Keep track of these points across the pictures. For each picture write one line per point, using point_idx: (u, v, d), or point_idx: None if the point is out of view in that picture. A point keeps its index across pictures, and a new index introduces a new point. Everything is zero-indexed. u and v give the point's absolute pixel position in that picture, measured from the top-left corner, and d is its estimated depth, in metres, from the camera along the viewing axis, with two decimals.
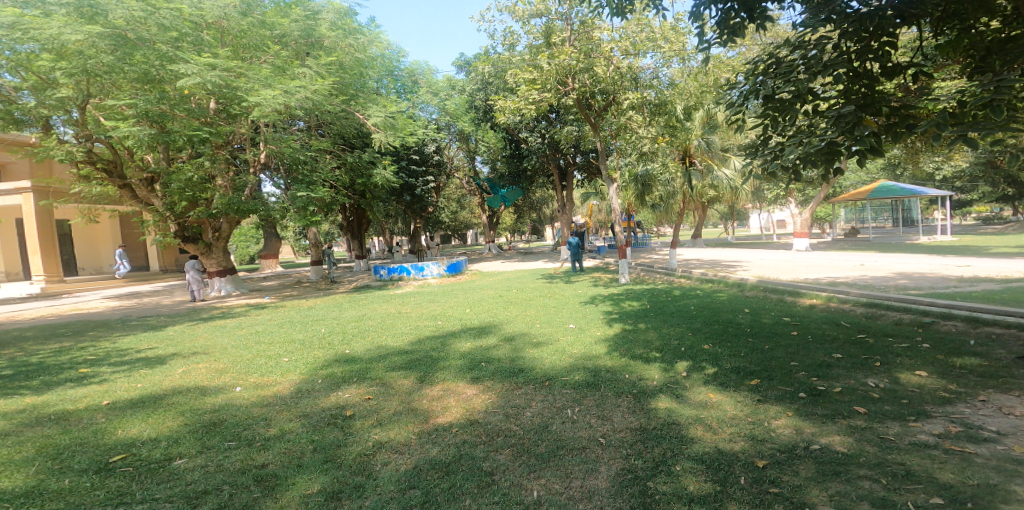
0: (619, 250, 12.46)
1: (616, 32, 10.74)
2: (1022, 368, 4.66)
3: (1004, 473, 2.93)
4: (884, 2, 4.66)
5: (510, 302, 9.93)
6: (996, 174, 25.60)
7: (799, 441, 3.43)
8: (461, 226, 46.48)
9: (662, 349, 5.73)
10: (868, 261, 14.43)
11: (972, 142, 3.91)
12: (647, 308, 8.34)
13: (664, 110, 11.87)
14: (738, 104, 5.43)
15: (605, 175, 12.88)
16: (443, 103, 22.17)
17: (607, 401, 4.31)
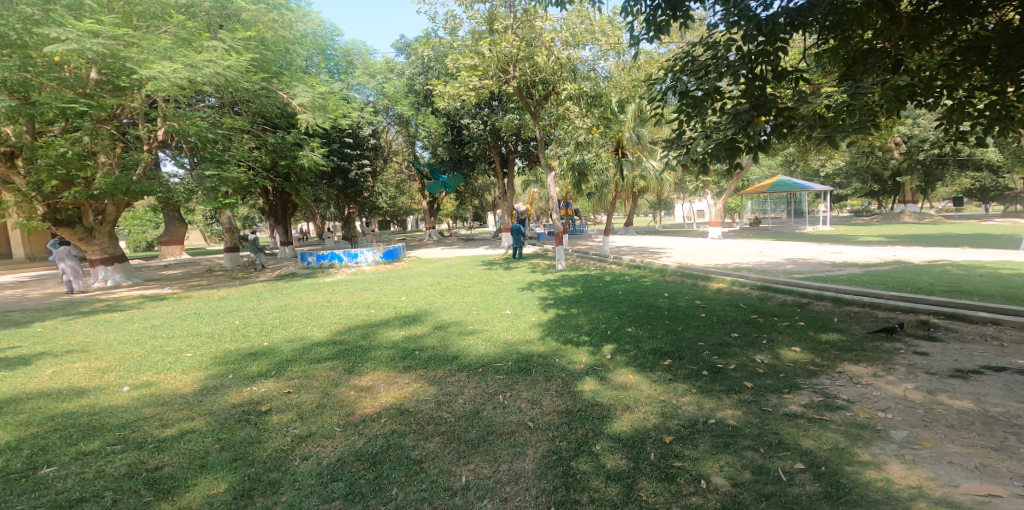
0: (557, 236, 12.70)
1: (557, 23, 10.89)
2: (871, 341, 5.44)
3: (851, 437, 3.40)
4: (782, 9, 5.06)
5: (446, 289, 9.84)
6: (867, 172, 29.35)
7: (699, 416, 3.75)
8: (397, 212, 45.15)
9: (591, 333, 6.00)
10: (767, 249, 15.94)
11: (839, 142, 4.47)
12: (580, 294, 8.65)
13: (600, 102, 12.13)
14: (659, 99, 5.71)
15: (544, 164, 13.00)
16: (381, 86, 21.22)
17: (536, 385, 4.44)
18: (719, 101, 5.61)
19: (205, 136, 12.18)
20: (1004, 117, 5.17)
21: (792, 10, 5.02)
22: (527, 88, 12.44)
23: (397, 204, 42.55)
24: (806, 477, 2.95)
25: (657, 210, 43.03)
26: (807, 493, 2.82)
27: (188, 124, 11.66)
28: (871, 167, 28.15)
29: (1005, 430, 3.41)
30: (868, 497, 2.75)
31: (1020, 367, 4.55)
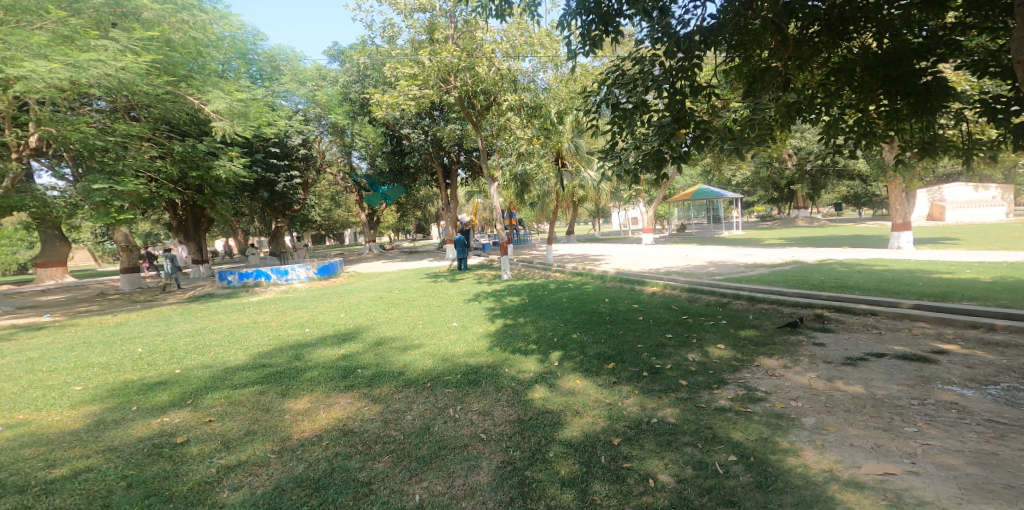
0: (501, 247, 12.74)
1: (497, 35, 11.03)
2: (781, 335, 5.96)
3: (772, 426, 3.67)
4: (697, 28, 5.50)
5: (389, 303, 9.60)
6: (767, 182, 32.37)
7: (643, 417, 3.90)
8: (332, 224, 43.43)
9: (538, 341, 6.07)
10: (693, 253, 17.00)
11: (746, 153, 4.94)
12: (526, 302, 8.74)
13: (540, 113, 12.30)
14: (593, 110, 5.91)
15: (486, 175, 13.00)
16: (312, 93, 19.98)
17: (489, 396, 4.43)
18: (646, 114, 5.91)
19: (92, 144, 11.05)
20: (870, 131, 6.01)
21: (705, 29, 5.45)
22: (468, 99, 12.49)
23: (332, 216, 40.93)
24: (739, 468, 3.15)
25: (596, 219, 44.56)
26: (741, 484, 3.00)
27: (71, 130, 10.61)
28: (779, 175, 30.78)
29: (892, 411, 3.84)
30: (792, 484, 2.98)
31: (899, 352, 5.16)
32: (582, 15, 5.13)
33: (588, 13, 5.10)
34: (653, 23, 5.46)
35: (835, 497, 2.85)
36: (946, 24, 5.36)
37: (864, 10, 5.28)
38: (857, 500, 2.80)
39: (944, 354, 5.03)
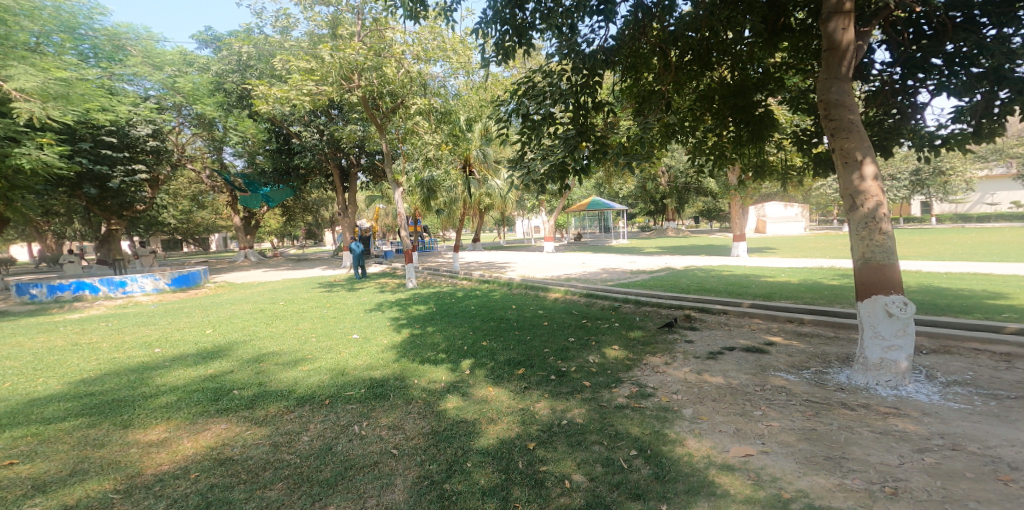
0: (405, 254, 12.39)
1: (409, 36, 10.75)
2: (664, 335, 6.51)
3: (662, 419, 3.97)
4: (599, 47, 5.85)
5: (277, 315, 8.82)
6: (648, 195, 35.64)
7: (555, 419, 4.01)
8: (194, 228, 38.69)
9: (448, 350, 5.96)
10: (588, 261, 18.04)
11: (635, 168, 5.34)
12: (433, 311, 8.57)
13: (449, 119, 12.25)
14: (504, 119, 5.99)
15: (390, 179, 12.45)
16: (171, 80, 17.59)
17: (398, 409, 4.25)
18: (552, 126, 6.13)
19: None
20: (720, 154, 6.95)
21: (607, 49, 5.79)
22: (374, 99, 11.96)
23: (190, 219, 36.50)
24: (639, 462, 3.34)
25: (500, 228, 45.42)
26: (641, 476, 3.17)
27: None
28: (657, 188, 33.85)
29: (746, 399, 4.32)
30: (681, 472, 3.20)
31: (744, 345, 5.90)
32: (499, 24, 5.19)
33: (504, 23, 5.18)
34: (562, 38, 5.69)
35: (715, 480, 3.10)
36: (778, 64, 6.33)
37: (726, 44, 6.06)
38: (730, 482, 3.08)
39: (775, 346, 5.85)
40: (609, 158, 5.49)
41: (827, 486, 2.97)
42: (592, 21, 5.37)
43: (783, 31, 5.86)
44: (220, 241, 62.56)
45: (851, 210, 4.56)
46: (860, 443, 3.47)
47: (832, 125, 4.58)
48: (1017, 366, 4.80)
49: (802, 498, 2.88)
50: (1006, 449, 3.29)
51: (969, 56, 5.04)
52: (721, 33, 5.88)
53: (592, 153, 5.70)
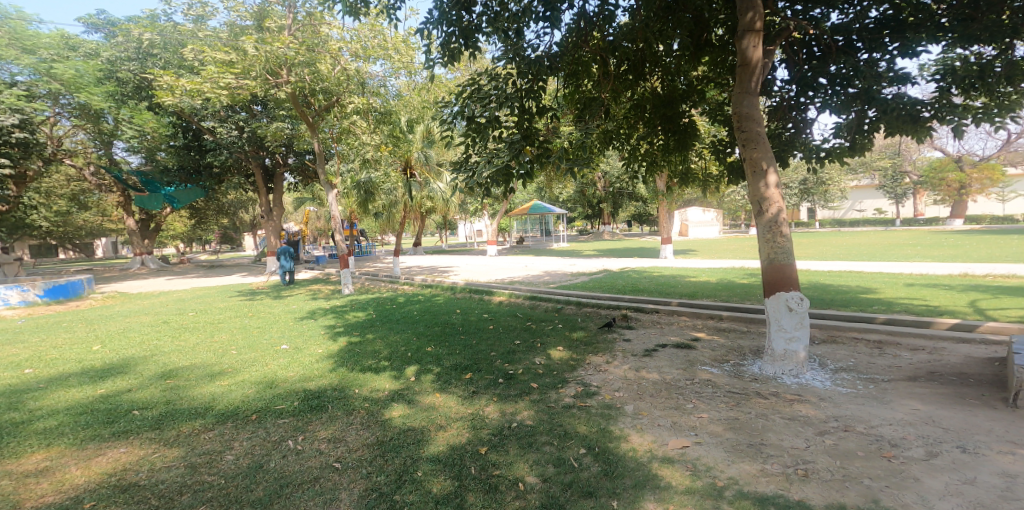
0: (342, 259, 11.99)
1: (346, 33, 10.40)
2: (604, 334, 6.70)
3: (608, 417, 4.06)
4: (544, 52, 5.95)
5: (187, 328, 8.12)
6: (587, 199, 36.67)
7: (504, 422, 3.99)
8: (72, 230, 34.34)
9: (391, 358, 5.78)
10: (532, 263, 18.29)
11: (577, 173, 5.42)
12: (373, 318, 8.30)
13: (389, 119, 11.99)
14: (448, 122, 5.89)
15: (322, 180, 11.99)
16: (44, 65, 13.96)
17: (338, 421, 4.07)
18: (497, 130, 6.10)
19: None
20: (651, 161, 7.25)
21: (551, 54, 5.90)
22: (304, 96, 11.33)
23: (70, 221, 32.32)
24: (589, 459, 3.37)
25: (442, 231, 45.01)
26: (592, 474, 3.20)
27: None
28: (595, 193, 34.93)
29: (678, 393, 4.52)
30: (628, 467, 3.26)
31: (674, 342, 6.19)
32: (446, 25, 5.12)
33: (451, 25, 5.13)
34: (507, 42, 5.72)
35: (658, 473, 3.17)
36: (699, 77, 6.75)
37: (656, 56, 6.39)
38: (672, 474, 3.16)
39: (700, 341, 6.19)
40: (552, 162, 5.54)
41: (751, 472, 3.11)
42: (537, 26, 5.45)
43: (704, 46, 6.26)
44: (107, 246, 55.41)
45: (757, 215, 4.93)
46: (774, 429, 3.68)
47: (742, 136, 4.92)
48: (886, 352, 5.36)
49: (734, 485, 2.99)
50: (889, 427, 3.60)
51: (844, 77, 5.64)
52: (653, 44, 6.19)
53: (537, 157, 5.72)
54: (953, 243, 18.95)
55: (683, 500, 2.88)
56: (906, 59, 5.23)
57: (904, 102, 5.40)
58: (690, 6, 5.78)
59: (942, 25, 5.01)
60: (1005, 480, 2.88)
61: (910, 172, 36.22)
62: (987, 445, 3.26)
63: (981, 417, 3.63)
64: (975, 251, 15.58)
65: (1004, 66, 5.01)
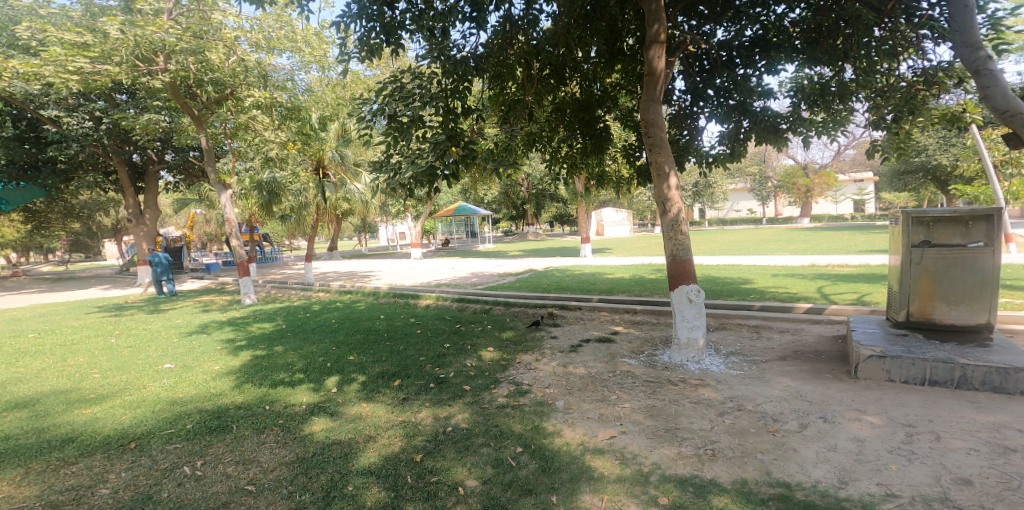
0: (240, 267, 11.23)
1: (246, 22, 9.74)
2: (532, 333, 6.80)
3: (541, 414, 4.11)
4: (468, 53, 5.91)
5: (29, 353, 6.96)
6: (512, 200, 37.19)
7: (439, 427, 3.91)
8: None
9: (307, 370, 5.45)
10: (457, 265, 18.19)
11: (503, 174, 5.42)
12: (283, 329, 7.77)
13: (297, 116, 11.21)
14: (367, 120, 5.61)
15: (214, 179, 11.13)
16: None
17: (247, 441, 3.77)
18: (421, 129, 5.92)
19: None
20: (571, 164, 7.48)
21: (476, 55, 5.89)
22: (188, 86, 10.47)
23: None
24: (526, 457, 3.38)
25: (362, 234, 43.48)
26: (529, 471, 3.21)
27: None
28: (519, 194, 35.59)
29: (602, 385, 4.68)
30: (563, 462, 3.31)
31: (596, 336, 6.45)
32: (367, 20, 4.92)
33: (370, 20, 4.94)
34: (432, 41, 5.61)
35: (591, 464, 3.25)
36: (613, 83, 7.08)
37: (575, 62, 6.60)
38: (603, 464, 3.25)
39: (619, 334, 6.49)
40: (477, 163, 5.49)
41: (673, 455, 3.29)
42: (463, 27, 5.41)
43: (618, 54, 6.57)
44: None
45: (662, 214, 5.24)
46: (685, 413, 3.92)
47: (650, 141, 5.22)
48: (762, 335, 5.97)
49: (658, 470, 3.13)
50: (771, 404, 3.95)
51: (725, 89, 6.14)
52: (572, 51, 6.39)
53: (462, 158, 5.64)
54: (807, 238, 21.98)
55: (616, 489, 2.97)
56: (771, 76, 5.86)
57: (768, 115, 6.13)
58: (606, 15, 6.07)
59: (796, 47, 5.65)
60: (856, 444, 3.24)
61: (771, 177, 41.84)
62: (841, 414, 3.66)
63: (835, 389, 4.09)
64: (826, 244, 17.97)
65: (838, 86, 5.71)
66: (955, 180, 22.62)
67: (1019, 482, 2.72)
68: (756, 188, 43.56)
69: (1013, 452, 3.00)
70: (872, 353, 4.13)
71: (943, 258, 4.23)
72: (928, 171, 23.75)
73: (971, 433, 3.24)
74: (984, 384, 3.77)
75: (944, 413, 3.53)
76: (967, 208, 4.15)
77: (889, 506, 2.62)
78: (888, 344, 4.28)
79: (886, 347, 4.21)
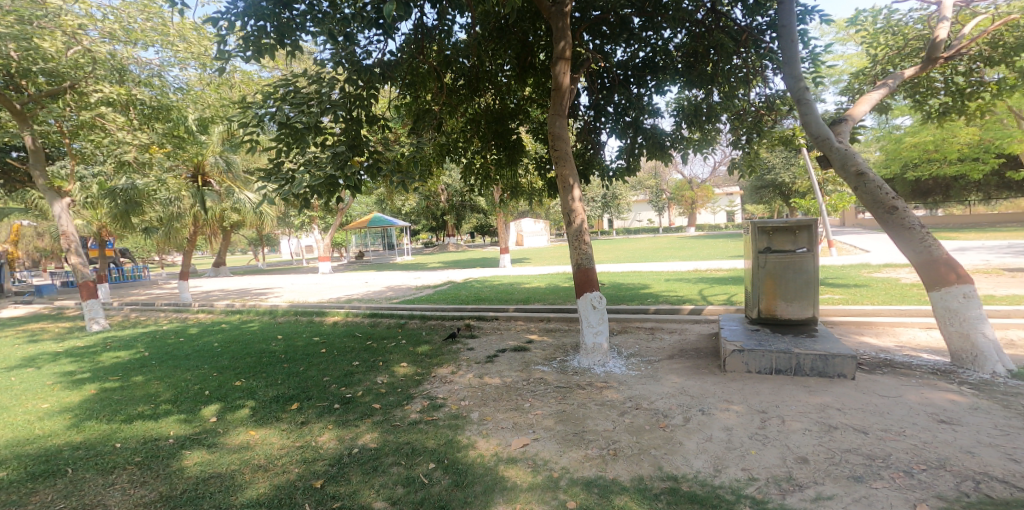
0: (84, 289, 9.99)
1: (97, 9, 8.75)
2: (448, 346, 6.73)
3: (454, 427, 4.05)
4: (376, 60, 5.73)
5: None
6: (428, 212, 36.81)
7: (343, 450, 3.70)
8: None
9: (177, 400, 4.94)
10: (372, 279, 17.57)
11: (409, 187, 5.32)
12: (150, 357, 6.92)
13: (165, 116, 10.29)
14: (254, 123, 5.17)
15: (47, 187, 9.79)
16: None
17: (87, 484, 3.32)
18: (321, 136, 5.60)
19: None
20: (486, 176, 7.53)
21: (384, 63, 5.75)
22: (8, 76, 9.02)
23: None
24: (438, 474, 3.31)
25: (258, 247, 40.37)
26: (442, 487, 3.14)
27: None
28: (438, 205, 35.37)
29: (517, 394, 4.74)
30: (476, 474, 3.29)
31: (512, 346, 6.51)
32: (255, 18, 4.63)
33: (261, 19, 4.65)
34: (337, 47, 5.37)
35: (504, 475, 3.26)
36: (526, 97, 7.24)
37: (488, 74, 6.68)
38: (516, 473, 3.28)
39: (534, 343, 6.60)
40: (383, 175, 5.33)
41: (579, 459, 3.39)
42: (370, 33, 5.26)
43: (529, 68, 6.72)
44: None
45: (568, 225, 5.46)
46: (591, 416, 4.08)
47: (556, 154, 5.42)
48: (656, 336, 6.40)
49: (567, 474, 3.22)
50: (661, 401, 4.24)
51: (622, 107, 6.58)
52: (484, 63, 6.45)
53: (367, 168, 5.43)
54: (690, 246, 24.11)
55: (528, 497, 3.00)
56: (659, 96, 6.38)
57: (657, 133, 6.63)
58: (519, 30, 6.21)
59: (678, 70, 6.18)
60: (726, 433, 3.56)
61: (665, 190, 45.36)
62: (715, 405, 4.01)
63: (709, 383, 4.48)
64: (707, 251, 19.90)
65: (708, 107, 6.34)
66: (798, 195, 26.45)
67: (840, 456, 3.12)
68: (652, 199, 47.03)
69: (836, 429, 3.45)
70: (734, 348, 4.60)
71: (780, 262, 4.86)
72: (777, 187, 27.48)
73: (806, 415, 3.70)
74: (812, 370, 4.32)
75: (788, 398, 3.98)
76: (795, 218, 4.80)
77: (752, 488, 2.89)
78: (746, 338, 4.80)
79: (744, 342, 4.72)
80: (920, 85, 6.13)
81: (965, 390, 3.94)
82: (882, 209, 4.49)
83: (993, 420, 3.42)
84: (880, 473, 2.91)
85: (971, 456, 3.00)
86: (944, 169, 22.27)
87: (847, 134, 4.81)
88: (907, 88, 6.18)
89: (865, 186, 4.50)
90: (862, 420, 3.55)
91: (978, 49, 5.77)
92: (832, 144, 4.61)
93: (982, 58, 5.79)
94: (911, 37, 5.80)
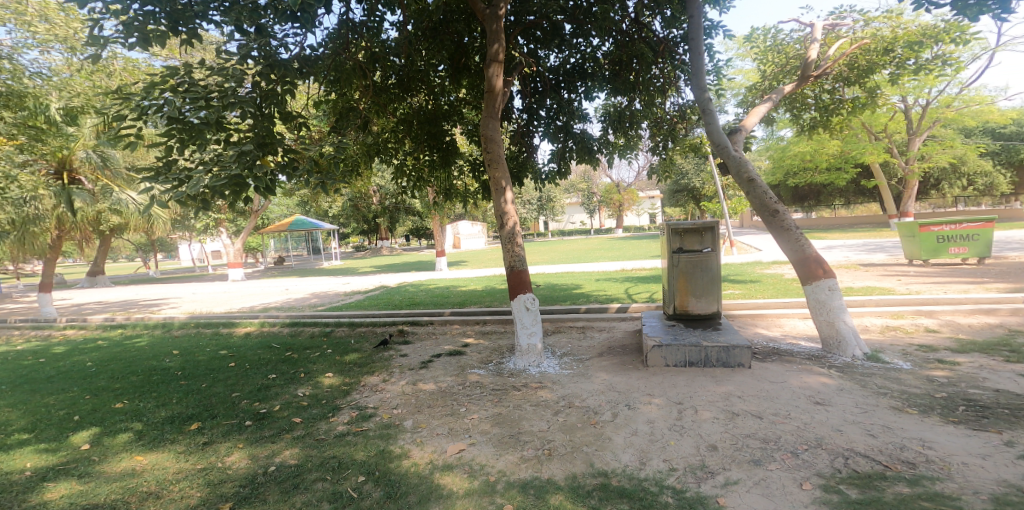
0: None
1: None
2: (379, 353, 6.51)
3: (385, 437, 3.92)
4: (295, 54, 5.42)
5: None
6: (358, 215, 35.59)
7: (257, 470, 3.46)
8: None
9: (37, 428, 4.37)
10: (296, 285, 16.64)
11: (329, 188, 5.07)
12: (4, 382, 6.03)
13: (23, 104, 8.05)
14: (142, 116, 4.69)
15: None
16: None
17: None
18: (224, 132, 5.19)
19: None
20: (418, 177, 7.38)
21: (304, 58, 5.45)
22: None
23: None
24: (369, 486, 3.18)
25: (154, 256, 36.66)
26: (373, 501, 3.02)
27: None
28: (369, 208, 34.28)
29: (452, 399, 4.68)
30: (411, 484, 3.19)
31: (448, 350, 6.43)
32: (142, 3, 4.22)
33: (147, 2, 4.24)
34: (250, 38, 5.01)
35: (440, 482, 3.20)
36: (460, 98, 7.17)
37: (419, 73, 6.53)
38: (452, 480, 3.23)
39: (469, 346, 6.56)
40: (299, 175, 5.03)
41: (514, 461, 3.40)
42: (285, 25, 4.96)
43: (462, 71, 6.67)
44: None
45: (501, 228, 5.46)
46: (526, 417, 4.11)
47: (489, 156, 5.42)
48: (587, 335, 6.59)
49: (503, 478, 3.21)
50: (592, 398, 4.36)
51: (553, 111, 6.73)
52: (415, 62, 6.31)
53: (280, 168, 5.12)
54: (614, 247, 25.15)
55: (464, 503, 2.96)
56: (588, 102, 6.61)
57: (586, 137, 6.85)
58: (452, 31, 6.14)
59: (606, 78, 6.40)
60: (649, 425, 3.73)
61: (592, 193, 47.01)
62: (639, 399, 4.19)
63: (634, 378, 4.67)
64: (632, 251, 20.85)
65: (631, 114, 6.62)
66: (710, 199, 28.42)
67: (743, 442, 3.36)
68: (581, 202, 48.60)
69: (739, 416, 3.72)
70: (654, 343, 4.84)
71: (691, 261, 5.17)
72: (690, 192, 29.43)
73: (714, 404, 3.97)
74: (718, 362, 4.64)
75: (699, 389, 4.25)
76: (699, 220, 5.14)
77: (673, 479, 3.04)
78: (664, 334, 5.06)
79: (663, 337, 4.97)
80: (796, 100, 6.84)
81: (833, 373, 4.41)
82: (767, 211, 4.90)
83: (855, 399, 3.85)
84: (773, 455, 3.17)
85: (839, 434, 3.34)
86: (817, 179, 24.97)
87: (741, 143, 5.22)
88: (787, 103, 6.88)
89: (755, 191, 4.93)
90: (758, 406, 3.86)
91: (838, 70, 6.48)
92: (729, 152, 4.98)
93: (843, 79, 6.50)
94: (792, 56, 6.42)
